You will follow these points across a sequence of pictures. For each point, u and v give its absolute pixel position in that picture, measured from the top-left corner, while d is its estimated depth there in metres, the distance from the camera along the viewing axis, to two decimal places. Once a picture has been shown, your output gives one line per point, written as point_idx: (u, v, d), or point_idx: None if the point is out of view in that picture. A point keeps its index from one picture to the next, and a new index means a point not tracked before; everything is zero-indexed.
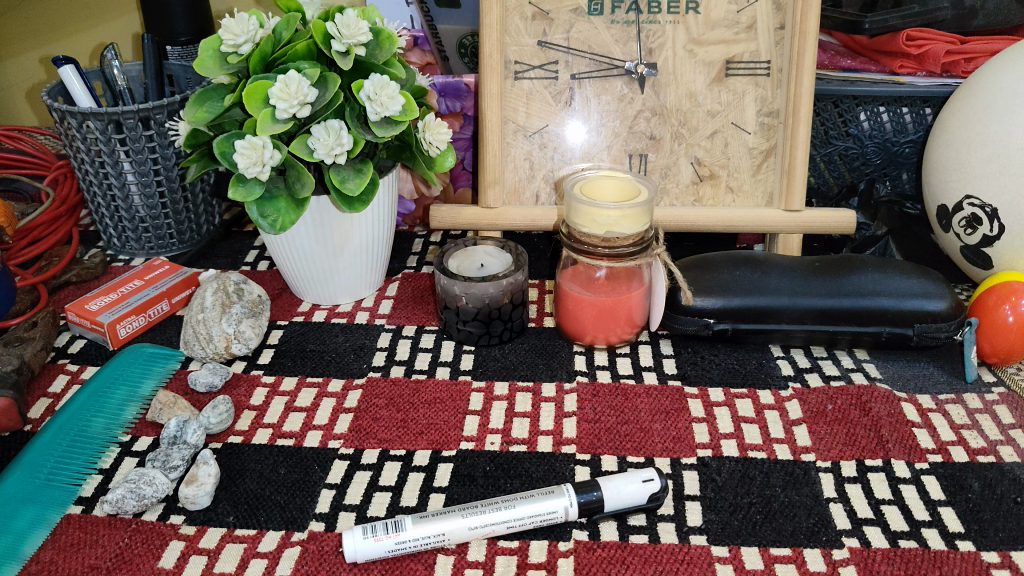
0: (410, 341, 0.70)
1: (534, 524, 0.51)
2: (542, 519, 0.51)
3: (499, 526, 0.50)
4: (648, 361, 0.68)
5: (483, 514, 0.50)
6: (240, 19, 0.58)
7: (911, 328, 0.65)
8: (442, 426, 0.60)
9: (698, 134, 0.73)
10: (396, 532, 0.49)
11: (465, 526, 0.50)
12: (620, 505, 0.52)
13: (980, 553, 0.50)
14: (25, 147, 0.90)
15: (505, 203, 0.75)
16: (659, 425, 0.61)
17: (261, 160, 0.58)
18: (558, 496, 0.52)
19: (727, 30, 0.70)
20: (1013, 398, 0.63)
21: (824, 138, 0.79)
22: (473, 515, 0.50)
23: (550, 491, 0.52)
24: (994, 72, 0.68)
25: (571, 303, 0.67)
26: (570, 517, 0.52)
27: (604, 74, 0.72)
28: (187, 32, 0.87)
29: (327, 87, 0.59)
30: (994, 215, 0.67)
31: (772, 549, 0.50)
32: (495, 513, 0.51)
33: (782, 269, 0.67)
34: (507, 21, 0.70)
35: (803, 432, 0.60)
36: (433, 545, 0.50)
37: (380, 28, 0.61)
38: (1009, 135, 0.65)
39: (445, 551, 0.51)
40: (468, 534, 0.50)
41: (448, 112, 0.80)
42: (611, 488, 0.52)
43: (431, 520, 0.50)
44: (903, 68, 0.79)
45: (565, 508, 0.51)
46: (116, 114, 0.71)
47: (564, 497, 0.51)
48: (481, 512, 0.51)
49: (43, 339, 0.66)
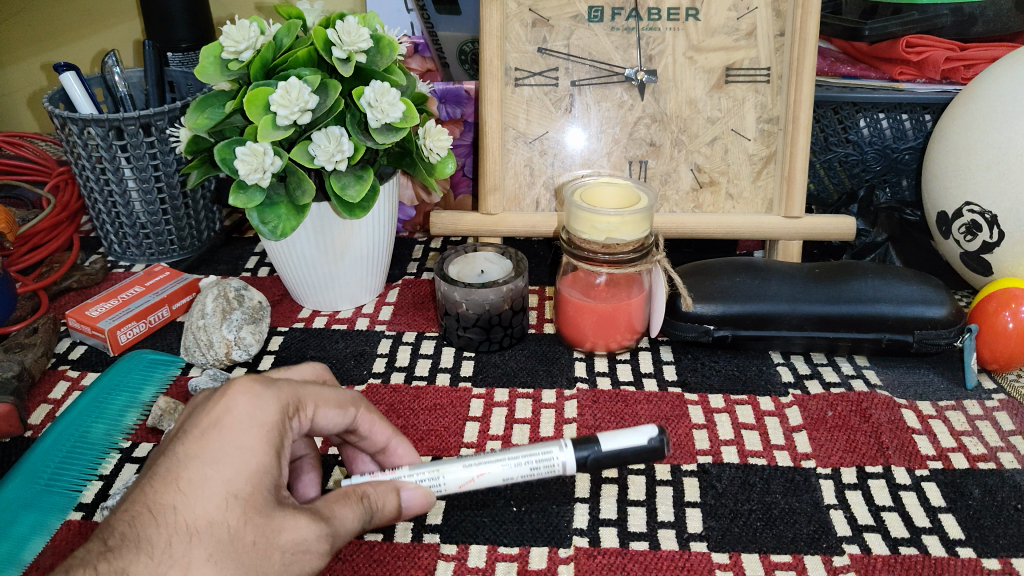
0: (410, 348, 0.70)
1: (531, 467, 0.50)
2: (538, 463, 0.50)
3: (494, 467, 0.49)
4: (648, 368, 0.68)
5: (477, 456, 0.50)
6: (240, 26, 0.58)
7: (911, 334, 0.65)
8: (442, 432, 0.60)
9: (698, 140, 0.73)
10: (390, 470, 0.48)
11: (460, 464, 0.49)
12: (619, 446, 0.50)
13: (981, 560, 0.50)
14: (26, 153, 0.91)
15: (505, 210, 0.75)
16: (660, 431, 0.61)
17: (261, 166, 0.58)
18: (553, 447, 0.51)
19: (727, 37, 0.71)
20: (1014, 405, 0.63)
21: (824, 145, 0.80)
22: (468, 457, 0.49)
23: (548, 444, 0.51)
24: (993, 79, 0.68)
25: (571, 309, 0.67)
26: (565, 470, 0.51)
27: (603, 81, 0.72)
28: (188, 39, 0.87)
29: (327, 94, 0.59)
30: (994, 222, 0.67)
31: (772, 556, 0.50)
32: (489, 455, 0.50)
33: (782, 275, 0.68)
34: (507, 28, 0.70)
35: (803, 438, 0.60)
36: (427, 485, 0.48)
37: (381, 36, 0.61)
38: (1009, 142, 0.65)
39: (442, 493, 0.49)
40: (464, 473, 0.49)
41: (448, 118, 0.80)
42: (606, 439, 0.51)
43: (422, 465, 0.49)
44: (903, 74, 0.79)
45: (563, 463, 0.50)
46: (116, 121, 0.71)
47: (561, 450, 0.50)
48: (477, 455, 0.50)
49: (44, 346, 0.66)
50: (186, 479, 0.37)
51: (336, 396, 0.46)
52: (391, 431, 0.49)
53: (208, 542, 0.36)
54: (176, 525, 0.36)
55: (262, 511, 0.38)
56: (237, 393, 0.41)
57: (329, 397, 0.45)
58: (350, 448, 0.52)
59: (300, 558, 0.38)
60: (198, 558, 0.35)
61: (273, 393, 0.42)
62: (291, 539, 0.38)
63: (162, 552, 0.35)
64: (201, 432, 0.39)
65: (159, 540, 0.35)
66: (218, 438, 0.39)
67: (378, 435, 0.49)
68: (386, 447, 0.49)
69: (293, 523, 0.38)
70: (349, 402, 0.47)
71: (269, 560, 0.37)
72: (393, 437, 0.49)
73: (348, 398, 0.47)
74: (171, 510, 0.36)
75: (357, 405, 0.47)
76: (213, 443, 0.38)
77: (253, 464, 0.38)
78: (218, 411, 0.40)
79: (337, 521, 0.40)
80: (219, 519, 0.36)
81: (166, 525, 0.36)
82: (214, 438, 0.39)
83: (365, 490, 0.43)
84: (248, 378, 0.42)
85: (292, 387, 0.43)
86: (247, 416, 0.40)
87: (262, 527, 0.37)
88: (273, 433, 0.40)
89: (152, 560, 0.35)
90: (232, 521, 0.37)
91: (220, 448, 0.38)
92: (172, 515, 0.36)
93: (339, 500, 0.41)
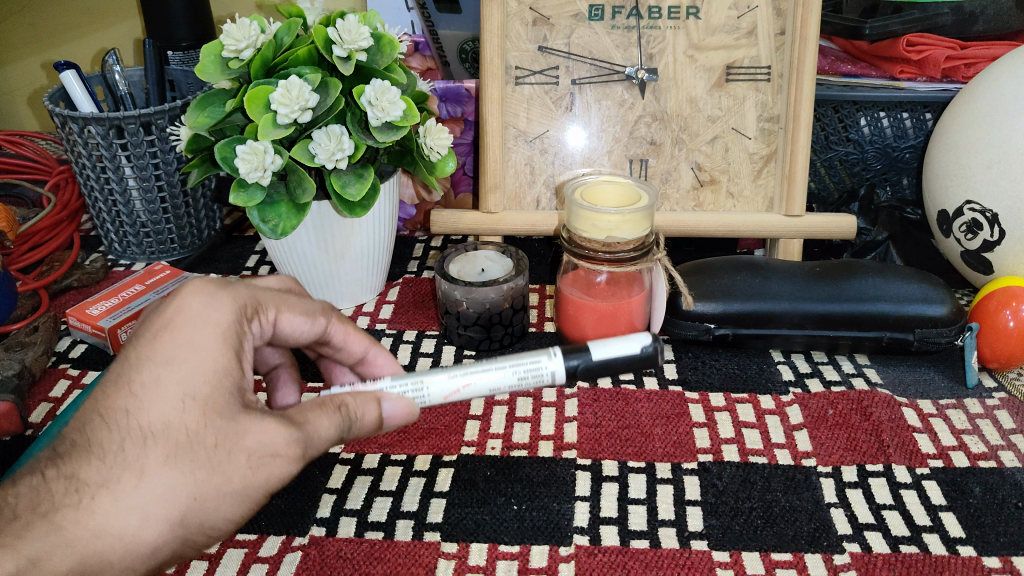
0: (410, 347, 0.70)
1: (518, 378, 0.48)
2: (526, 374, 0.48)
3: (480, 379, 0.48)
4: (648, 366, 0.68)
5: (463, 366, 0.49)
6: (241, 24, 0.58)
7: (912, 333, 0.65)
8: (442, 431, 0.60)
9: (698, 139, 0.73)
10: (373, 381, 0.48)
11: (444, 375, 0.48)
12: (609, 354, 0.49)
13: (982, 559, 0.50)
14: (26, 152, 0.91)
15: (505, 208, 0.75)
16: (660, 430, 0.61)
17: (261, 165, 0.58)
18: (542, 357, 0.49)
19: (727, 35, 0.71)
20: (1014, 403, 0.63)
21: (825, 143, 0.80)
22: (453, 368, 0.49)
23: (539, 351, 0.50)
24: (993, 78, 0.68)
25: (571, 308, 0.67)
26: (557, 381, 0.49)
27: (604, 79, 0.72)
28: (189, 38, 0.87)
29: (327, 93, 0.59)
30: (995, 220, 0.67)
31: (772, 554, 0.50)
32: (475, 365, 0.48)
33: (783, 274, 0.68)
34: (507, 27, 0.70)
35: (803, 437, 0.60)
36: (411, 395, 0.48)
37: (381, 34, 0.61)
38: (1010, 140, 0.65)
39: (427, 403, 0.49)
40: (448, 384, 0.48)
41: (448, 117, 0.80)
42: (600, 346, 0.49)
43: (407, 375, 0.49)
44: (904, 73, 0.80)
45: (553, 372, 0.49)
46: (117, 120, 0.71)
47: (550, 360, 0.49)
48: (463, 365, 0.49)
49: (44, 344, 0.66)
50: (139, 381, 0.39)
51: (302, 306, 0.49)
52: (367, 341, 0.53)
53: (163, 442, 0.37)
54: (129, 427, 0.37)
55: (223, 415, 0.39)
56: (189, 299, 0.43)
57: (294, 305, 0.48)
58: (328, 362, 0.56)
59: (267, 462, 0.39)
60: (153, 460, 0.37)
61: (226, 299, 0.44)
62: (255, 442, 0.39)
63: (115, 455, 0.37)
64: (154, 335, 0.41)
65: (113, 442, 0.37)
66: (170, 339, 0.40)
67: (354, 345, 0.52)
68: (364, 356, 0.53)
69: (257, 421, 0.39)
70: (316, 312, 0.50)
71: (232, 462, 0.38)
72: (370, 347, 0.53)
73: (315, 309, 0.50)
74: (124, 413, 0.38)
75: (327, 316, 0.50)
76: (165, 345, 0.40)
77: (208, 365, 0.40)
78: (171, 313, 0.42)
79: (310, 427, 0.40)
80: (174, 417, 0.38)
81: (119, 427, 0.37)
82: (166, 340, 0.40)
83: (343, 399, 0.43)
84: (204, 282, 0.44)
85: (248, 292, 0.45)
86: (202, 319, 0.42)
87: (223, 428, 0.38)
88: (229, 334, 0.42)
89: (104, 462, 0.36)
90: (187, 419, 0.38)
91: (173, 350, 0.40)
92: (125, 417, 0.38)
93: (313, 408, 0.41)
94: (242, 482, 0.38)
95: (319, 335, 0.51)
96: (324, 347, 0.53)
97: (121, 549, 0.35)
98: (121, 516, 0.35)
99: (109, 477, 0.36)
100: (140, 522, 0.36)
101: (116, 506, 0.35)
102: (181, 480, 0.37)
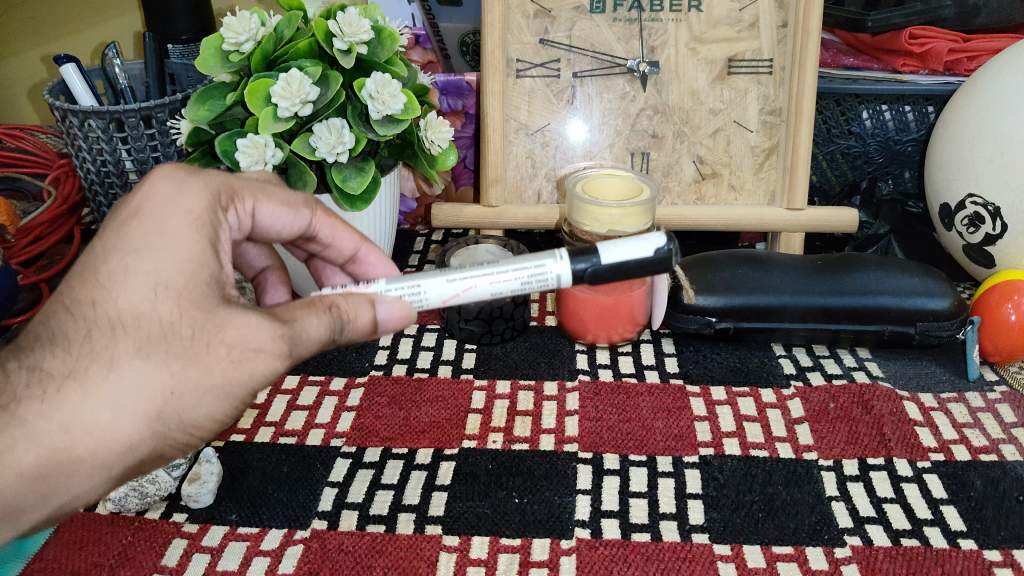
0: (411, 340, 0.70)
1: (521, 282, 0.47)
2: (530, 278, 0.47)
3: (480, 283, 0.47)
4: (649, 360, 0.68)
5: (461, 269, 0.47)
6: (241, 17, 0.58)
7: (913, 326, 0.65)
8: (443, 424, 0.60)
9: (700, 132, 0.73)
10: (368, 284, 0.47)
11: (442, 279, 0.47)
12: (620, 261, 0.46)
13: (982, 552, 0.50)
14: (26, 146, 0.91)
15: (506, 202, 0.75)
16: (661, 424, 0.61)
17: (262, 158, 0.57)
18: (547, 259, 0.47)
19: (729, 28, 0.70)
20: (1015, 396, 0.63)
21: (826, 136, 0.79)
22: (451, 271, 0.47)
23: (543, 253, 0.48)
24: (996, 70, 0.68)
25: (572, 302, 0.67)
26: (562, 285, 0.47)
27: (605, 72, 0.72)
28: (189, 30, 0.87)
29: (327, 86, 0.59)
30: (997, 214, 0.67)
31: (773, 548, 0.50)
32: (475, 269, 0.47)
33: (785, 267, 0.67)
34: (508, 20, 0.70)
35: (804, 430, 0.60)
36: (409, 298, 0.47)
37: (381, 27, 0.61)
38: (1011, 133, 0.65)
39: (426, 306, 0.48)
40: (446, 288, 0.47)
41: (449, 110, 0.80)
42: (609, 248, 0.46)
43: (404, 278, 0.48)
44: (905, 66, 0.79)
45: (557, 277, 0.47)
46: (117, 113, 0.71)
47: (555, 263, 0.47)
48: (461, 268, 0.47)
49: None
50: (105, 271, 0.37)
51: (284, 197, 0.46)
52: (357, 238, 0.51)
53: (134, 334, 0.36)
54: (96, 319, 0.36)
55: (201, 306, 0.37)
56: (158, 184, 0.40)
57: (275, 195, 0.45)
58: (318, 262, 0.55)
59: (251, 357, 0.37)
60: (125, 352, 0.35)
61: (197, 185, 0.41)
62: (237, 336, 0.37)
63: (81, 347, 0.35)
64: (121, 222, 0.38)
65: (78, 332, 0.36)
66: (138, 226, 0.38)
67: (343, 243, 0.50)
68: (354, 254, 0.51)
69: (237, 315, 0.38)
70: (300, 204, 0.47)
71: (211, 356, 0.37)
72: (361, 244, 0.51)
73: (299, 201, 0.47)
74: (91, 303, 0.36)
75: (312, 208, 0.48)
76: (134, 233, 0.38)
77: (181, 254, 0.38)
78: (138, 200, 0.39)
79: (299, 325, 0.39)
80: (146, 308, 0.36)
81: (85, 318, 0.36)
82: (135, 227, 0.38)
83: (333, 300, 0.42)
84: (173, 167, 0.41)
85: (223, 176, 0.43)
86: (173, 207, 0.39)
87: (201, 320, 0.37)
88: (203, 223, 0.39)
89: (70, 353, 0.35)
90: (161, 310, 0.36)
91: (142, 237, 0.38)
92: (92, 308, 0.36)
93: (303, 307, 0.40)
94: (224, 375, 0.37)
95: (304, 231, 0.48)
96: (311, 243, 0.50)
97: (92, 443, 0.35)
98: (92, 410, 0.35)
99: (75, 367, 0.35)
100: (112, 417, 0.35)
101: (85, 399, 0.35)
102: (155, 372, 0.36)
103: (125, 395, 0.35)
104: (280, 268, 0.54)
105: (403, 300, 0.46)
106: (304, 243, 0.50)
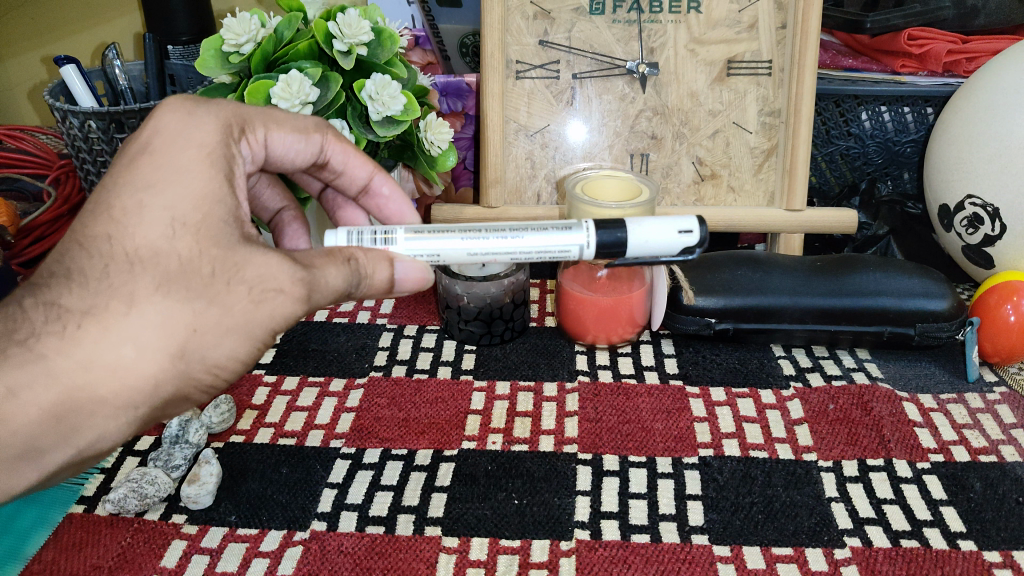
0: (411, 341, 0.70)
1: (541, 258, 0.48)
2: (552, 254, 0.47)
3: (501, 256, 0.47)
4: (649, 361, 0.68)
5: (485, 241, 0.47)
6: (241, 18, 0.58)
7: (912, 328, 0.65)
8: (443, 425, 0.60)
9: (699, 133, 0.73)
10: (385, 246, 0.46)
11: (463, 250, 0.47)
12: (644, 246, 0.47)
13: (982, 553, 0.50)
14: (26, 146, 0.91)
15: (506, 203, 0.75)
16: (661, 425, 0.61)
17: None
18: (574, 242, 0.47)
19: (728, 30, 0.70)
20: (1015, 397, 0.63)
21: (826, 137, 0.79)
22: (474, 241, 0.47)
23: (568, 226, 0.47)
24: (995, 71, 0.68)
25: (572, 302, 0.67)
26: (584, 257, 0.48)
27: (604, 74, 0.72)
28: (189, 32, 0.87)
29: (327, 87, 0.59)
30: (995, 215, 0.67)
31: (772, 549, 0.50)
32: (499, 242, 0.47)
33: (784, 269, 0.68)
34: (508, 21, 0.70)
35: (804, 431, 0.60)
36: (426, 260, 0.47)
37: (381, 28, 0.61)
38: (1010, 135, 0.65)
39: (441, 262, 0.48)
40: (466, 258, 0.47)
41: (449, 111, 0.79)
42: (639, 230, 0.47)
43: (423, 240, 0.46)
44: (904, 67, 0.79)
45: (580, 249, 0.47)
46: (117, 114, 0.71)
47: (581, 241, 0.47)
48: (485, 240, 0.47)
49: None
50: (119, 208, 0.37)
51: (294, 124, 0.46)
52: (369, 166, 0.50)
53: (151, 271, 0.37)
54: (113, 254, 0.37)
55: (219, 245, 0.38)
56: (167, 117, 0.40)
57: (285, 122, 0.45)
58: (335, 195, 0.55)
59: (270, 297, 0.38)
60: (143, 288, 0.36)
61: (205, 117, 0.41)
62: (256, 275, 0.38)
63: (98, 282, 0.36)
64: (133, 157, 0.39)
65: (95, 269, 0.37)
66: (150, 161, 0.39)
67: (356, 172, 0.50)
68: (369, 183, 0.51)
69: (255, 256, 0.38)
70: (310, 129, 0.47)
71: (231, 294, 0.37)
72: (374, 173, 0.51)
73: (309, 126, 0.47)
74: (106, 238, 0.37)
75: (323, 133, 0.47)
76: (144, 167, 0.38)
77: (192, 187, 0.38)
78: (148, 135, 0.40)
79: (319, 271, 0.39)
80: (163, 244, 0.37)
81: (101, 253, 0.37)
82: (146, 162, 0.39)
83: (353, 253, 0.42)
84: (181, 99, 0.41)
85: (232, 106, 0.43)
86: (181, 139, 0.40)
87: (219, 259, 0.37)
88: (215, 156, 0.40)
89: (88, 290, 0.36)
90: (177, 245, 0.37)
91: (153, 172, 0.38)
92: (108, 244, 0.37)
93: (323, 256, 0.40)
94: (244, 315, 0.38)
95: (317, 156, 0.48)
96: (324, 171, 0.50)
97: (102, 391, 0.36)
98: (102, 354, 0.36)
99: (94, 304, 0.36)
100: (113, 370, 0.36)
101: (108, 333, 0.36)
102: (174, 308, 0.36)
103: (140, 346, 0.36)
104: (297, 207, 0.54)
105: (425, 269, 0.46)
106: (317, 171, 0.50)
